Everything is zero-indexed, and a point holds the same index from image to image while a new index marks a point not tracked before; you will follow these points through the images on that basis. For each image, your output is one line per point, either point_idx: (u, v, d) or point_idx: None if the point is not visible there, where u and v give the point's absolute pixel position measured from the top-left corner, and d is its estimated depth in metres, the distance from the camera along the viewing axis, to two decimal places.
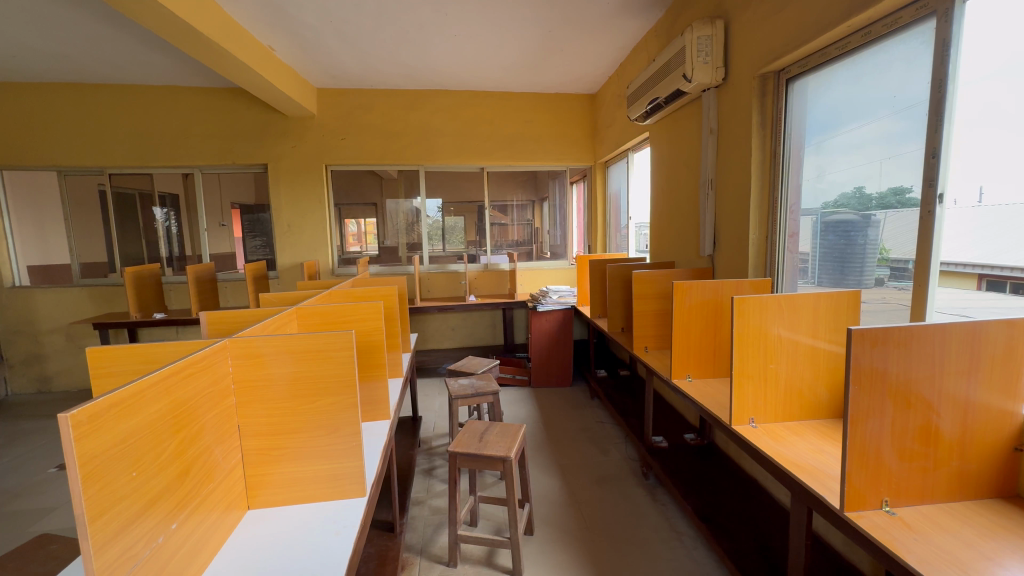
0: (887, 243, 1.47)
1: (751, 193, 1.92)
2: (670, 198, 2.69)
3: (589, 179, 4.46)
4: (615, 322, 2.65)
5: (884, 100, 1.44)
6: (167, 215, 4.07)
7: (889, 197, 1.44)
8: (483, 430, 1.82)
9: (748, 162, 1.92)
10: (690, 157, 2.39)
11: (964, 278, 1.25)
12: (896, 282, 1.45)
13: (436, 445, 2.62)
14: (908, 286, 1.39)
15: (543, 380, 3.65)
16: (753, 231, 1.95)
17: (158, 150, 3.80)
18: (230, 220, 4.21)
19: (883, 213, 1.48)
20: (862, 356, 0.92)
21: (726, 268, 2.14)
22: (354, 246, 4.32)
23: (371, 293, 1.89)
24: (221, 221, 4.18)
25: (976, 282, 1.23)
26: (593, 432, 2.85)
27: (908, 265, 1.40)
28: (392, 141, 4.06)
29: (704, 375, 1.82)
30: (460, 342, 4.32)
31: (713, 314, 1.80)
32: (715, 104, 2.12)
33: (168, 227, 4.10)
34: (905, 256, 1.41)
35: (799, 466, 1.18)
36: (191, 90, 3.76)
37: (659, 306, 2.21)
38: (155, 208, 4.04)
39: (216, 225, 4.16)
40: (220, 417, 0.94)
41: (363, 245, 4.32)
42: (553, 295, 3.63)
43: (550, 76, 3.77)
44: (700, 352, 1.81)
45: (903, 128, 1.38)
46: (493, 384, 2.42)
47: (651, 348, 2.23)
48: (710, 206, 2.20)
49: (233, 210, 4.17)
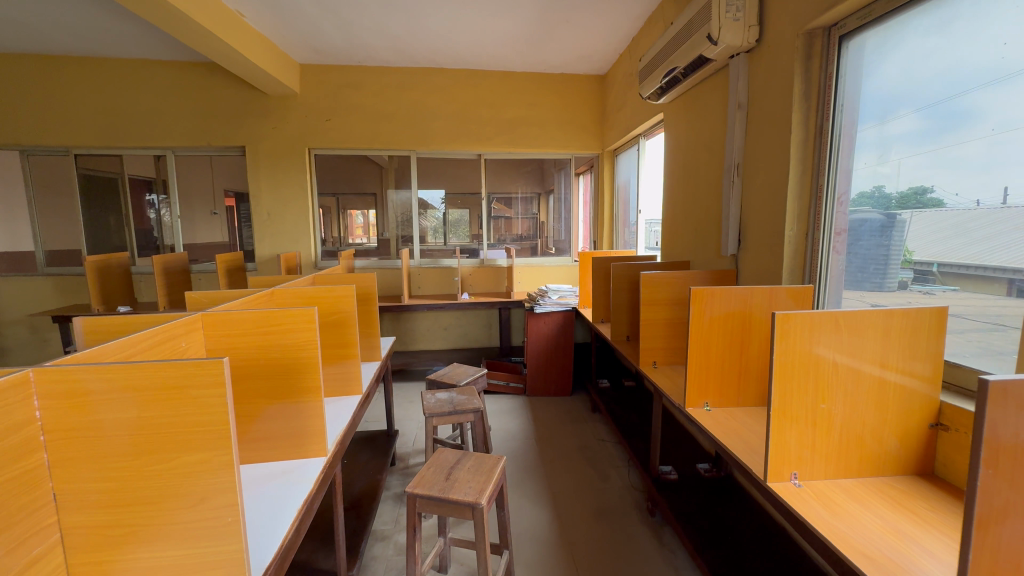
0: (911, 245, 1.28)
1: (790, 180, 1.56)
2: (686, 187, 2.33)
3: (596, 169, 4.10)
4: (619, 328, 2.30)
5: (973, 65, 1.10)
6: (160, 204, 3.75)
7: (909, 198, 1.28)
8: (453, 463, 1.50)
9: (788, 140, 1.55)
10: (712, 138, 2.02)
11: (995, 283, 1.08)
12: (918, 286, 1.26)
13: (412, 465, 2.34)
14: (937, 291, 1.21)
15: (539, 389, 3.32)
16: (791, 225, 1.58)
17: (128, 128, 3.50)
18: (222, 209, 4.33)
19: (908, 213, 1.29)
20: (1002, 423, 0.58)
21: (752, 272, 1.80)
22: (359, 237, 4.07)
23: (323, 295, 1.58)
24: (213, 209, 4.28)
25: (1006, 287, 1.06)
26: (592, 452, 2.52)
27: (934, 268, 1.22)
28: (382, 124, 3.73)
29: (726, 403, 1.48)
30: (453, 343, 4.01)
31: (738, 329, 1.44)
32: (745, 73, 1.76)
33: (160, 217, 3.79)
34: (931, 258, 1.23)
35: (868, 557, 0.83)
36: (164, 64, 3.45)
37: (671, 314, 1.86)
38: (149, 197, 3.77)
39: (208, 213, 4.26)
40: (11, 487, 0.63)
41: (368, 237, 4.07)
42: (553, 295, 3.30)
43: (556, 51, 3.40)
44: (722, 376, 1.47)
45: (996, 100, 1.06)
46: (476, 399, 2.09)
47: (660, 363, 1.89)
48: (735, 197, 1.84)
49: (226, 198, 4.25)
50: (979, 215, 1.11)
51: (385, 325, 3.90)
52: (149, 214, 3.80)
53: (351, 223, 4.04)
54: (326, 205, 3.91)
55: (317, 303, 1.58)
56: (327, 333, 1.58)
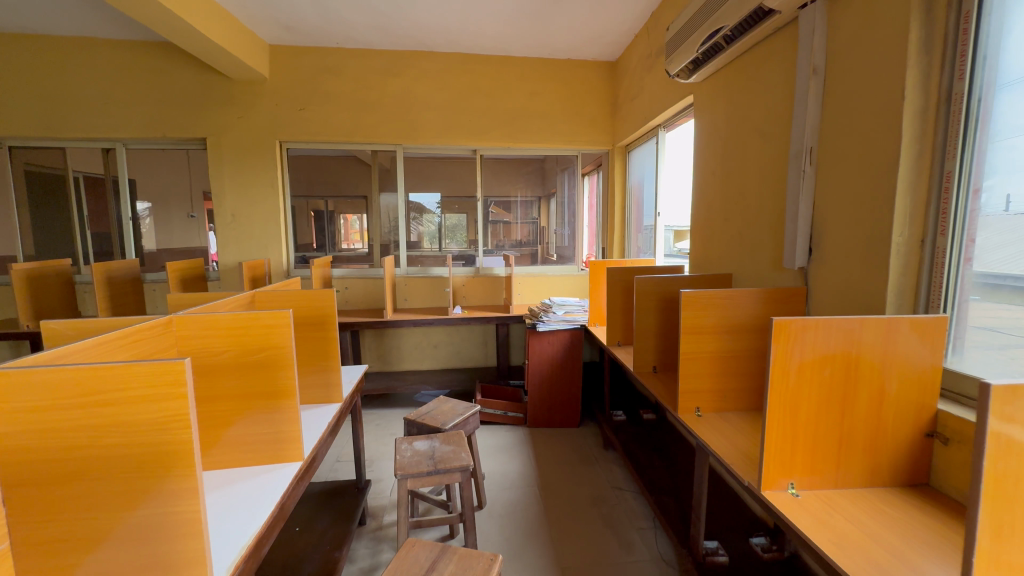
0: (981, 252, 1.05)
1: (901, 164, 1.11)
2: (726, 183, 1.89)
3: (605, 167, 3.67)
4: (644, 357, 1.85)
5: None
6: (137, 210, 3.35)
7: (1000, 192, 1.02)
8: (427, 569, 1.05)
9: (901, 107, 1.10)
10: (769, 119, 1.58)
11: None
12: (980, 299, 1.06)
13: (385, 526, 1.90)
14: (982, 303, 1.05)
15: (541, 420, 2.86)
16: (901, 229, 1.13)
17: (70, 116, 3.04)
18: (199, 211, 3.95)
19: (994, 211, 1.03)
20: None
21: (833, 292, 1.35)
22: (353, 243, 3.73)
23: (245, 326, 1.12)
24: (189, 212, 3.94)
25: None
26: (607, 506, 2.06)
27: (978, 276, 1.06)
28: (365, 115, 3.30)
29: (818, 485, 1.03)
30: (443, 363, 3.55)
31: (839, 378, 0.99)
32: (824, 26, 1.32)
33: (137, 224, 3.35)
34: (993, 267, 1.03)
35: None
36: (112, 43, 3.01)
37: (720, 347, 1.41)
38: (107, 197, 3.31)
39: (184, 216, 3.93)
40: None
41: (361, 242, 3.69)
42: (559, 309, 2.82)
43: (563, 31, 2.97)
44: (814, 446, 1.02)
45: None
46: (466, 452, 1.63)
47: (705, 410, 1.45)
48: (806, 192, 1.39)
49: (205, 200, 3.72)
50: (1010, 221, 1.00)
51: (366, 343, 3.44)
52: (110, 214, 3.33)
53: (346, 227, 3.74)
54: (316, 208, 3.65)
55: (236, 337, 1.12)
56: (251, 377, 1.13)
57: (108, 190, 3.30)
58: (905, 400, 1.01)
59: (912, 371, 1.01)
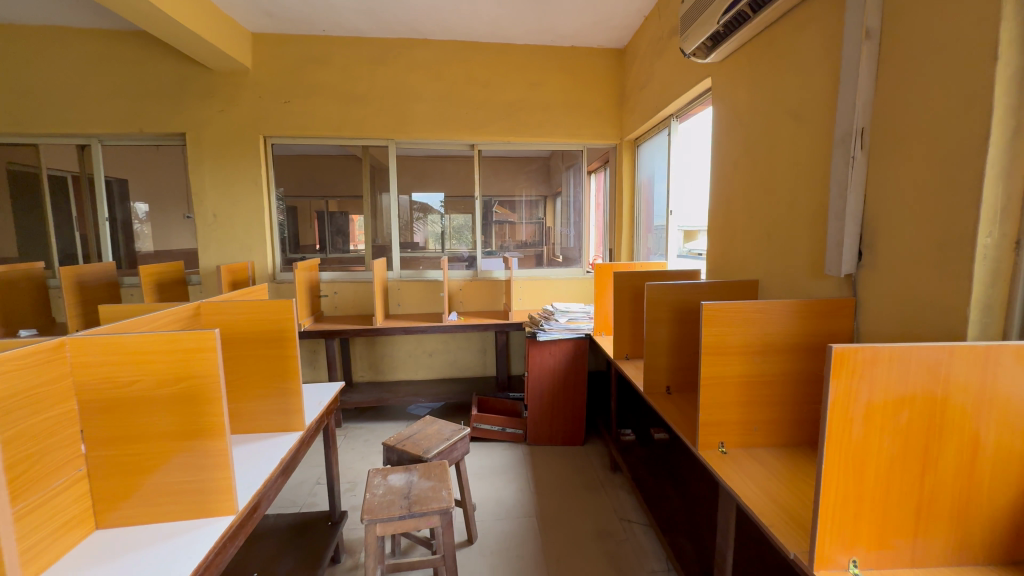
0: None
1: (992, 145, 0.86)
2: (751, 175, 1.64)
3: (613, 162, 3.43)
4: (656, 376, 1.61)
5: None
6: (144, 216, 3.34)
7: None
8: None
9: (995, 69, 0.85)
10: (807, 98, 1.34)
11: None
12: None
13: (360, 565, 1.69)
14: None
15: (542, 437, 2.63)
16: (992, 228, 0.88)
17: (42, 110, 2.87)
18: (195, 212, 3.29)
19: None
20: None
21: (889, 306, 1.10)
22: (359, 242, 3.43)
23: (158, 351, 0.91)
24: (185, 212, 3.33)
25: None
26: (614, 541, 1.82)
27: None
28: (355, 108, 3.09)
29: (887, 562, 0.79)
30: (439, 372, 3.33)
31: (920, 427, 0.75)
32: None
33: (141, 228, 3.35)
34: None
35: None
36: (87, 33, 2.84)
37: (750, 370, 1.17)
38: (82, 197, 3.13)
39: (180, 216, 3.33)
40: None
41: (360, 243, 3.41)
42: (562, 316, 2.57)
43: (567, 16, 2.74)
44: (883, 513, 0.77)
45: None
46: (448, 489, 1.40)
47: (730, 446, 1.20)
48: (856, 183, 1.15)
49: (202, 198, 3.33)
50: None
51: (358, 351, 3.24)
52: (86, 215, 3.16)
53: (351, 227, 3.44)
54: (318, 210, 3.46)
55: (149, 365, 0.91)
56: (170, 413, 0.92)
57: (83, 190, 3.13)
58: (1007, 455, 0.76)
59: (1016, 416, 0.76)
